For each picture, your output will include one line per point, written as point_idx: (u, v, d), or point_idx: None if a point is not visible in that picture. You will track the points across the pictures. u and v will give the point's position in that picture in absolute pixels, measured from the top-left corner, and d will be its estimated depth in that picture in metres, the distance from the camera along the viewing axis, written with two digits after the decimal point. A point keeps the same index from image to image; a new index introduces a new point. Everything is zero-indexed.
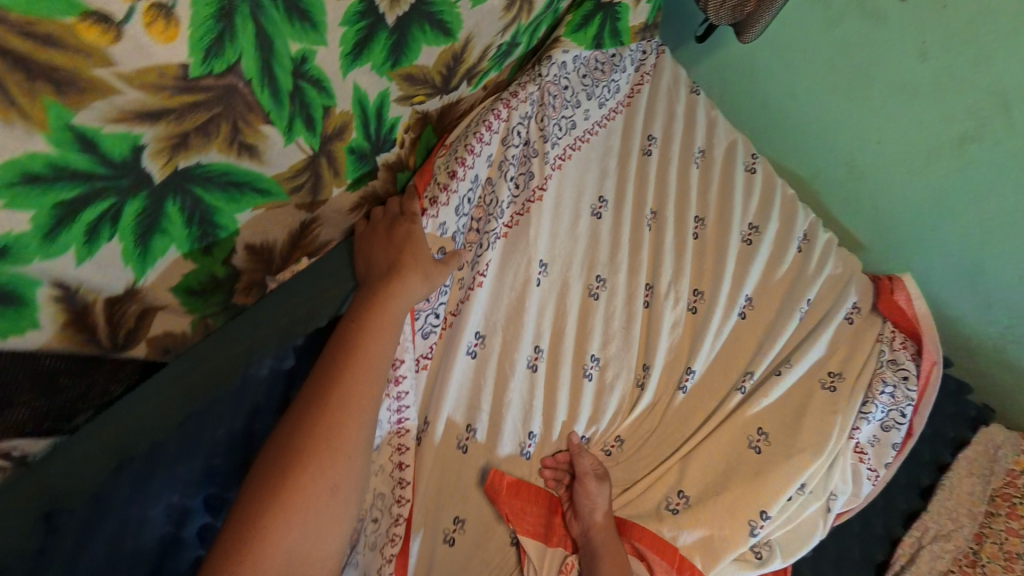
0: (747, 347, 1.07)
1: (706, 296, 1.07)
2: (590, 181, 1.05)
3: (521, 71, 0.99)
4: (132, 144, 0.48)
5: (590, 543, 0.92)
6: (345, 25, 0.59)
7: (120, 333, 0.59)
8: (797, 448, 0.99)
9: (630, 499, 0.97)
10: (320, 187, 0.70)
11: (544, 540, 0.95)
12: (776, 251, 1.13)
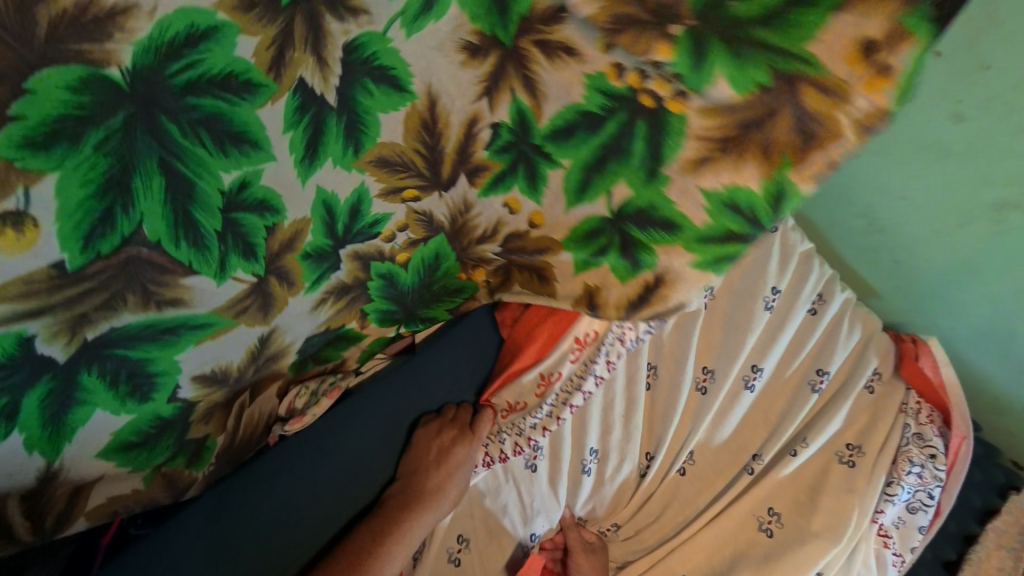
0: (758, 432, 1.19)
1: (715, 372, 1.15)
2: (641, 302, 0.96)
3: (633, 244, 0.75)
4: (18, 338, 0.48)
5: None
6: (289, 129, 0.56)
7: (46, 521, 0.63)
8: (810, 533, 1.14)
9: None
10: (271, 301, 0.69)
11: None
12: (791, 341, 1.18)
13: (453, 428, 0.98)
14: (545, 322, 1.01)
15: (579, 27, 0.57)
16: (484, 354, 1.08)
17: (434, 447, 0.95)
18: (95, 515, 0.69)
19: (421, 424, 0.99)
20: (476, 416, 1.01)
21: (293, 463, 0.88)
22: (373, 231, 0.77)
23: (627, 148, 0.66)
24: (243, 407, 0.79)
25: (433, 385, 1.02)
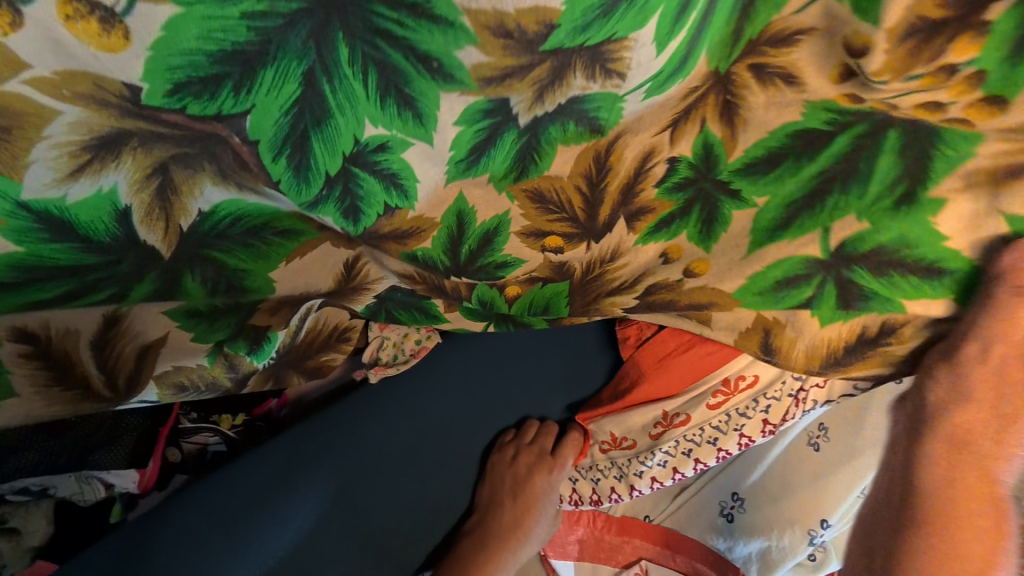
0: None
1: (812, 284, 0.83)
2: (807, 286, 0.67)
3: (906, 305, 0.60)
4: (113, 206, 0.40)
5: None
6: (465, 123, 0.47)
7: (119, 380, 0.52)
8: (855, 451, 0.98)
9: None
10: (357, 213, 0.50)
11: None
12: None
13: (531, 451, 0.88)
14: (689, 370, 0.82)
15: (824, 45, 0.50)
16: (575, 365, 0.93)
17: (510, 472, 0.87)
18: (167, 387, 0.57)
19: (496, 447, 0.90)
20: (557, 443, 0.90)
21: (353, 454, 0.81)
22: (497, 273, 0.64)
23: (869, 176, 0.54)
24: (310, 310, 0.64)
25: (504, 388, 0.91)
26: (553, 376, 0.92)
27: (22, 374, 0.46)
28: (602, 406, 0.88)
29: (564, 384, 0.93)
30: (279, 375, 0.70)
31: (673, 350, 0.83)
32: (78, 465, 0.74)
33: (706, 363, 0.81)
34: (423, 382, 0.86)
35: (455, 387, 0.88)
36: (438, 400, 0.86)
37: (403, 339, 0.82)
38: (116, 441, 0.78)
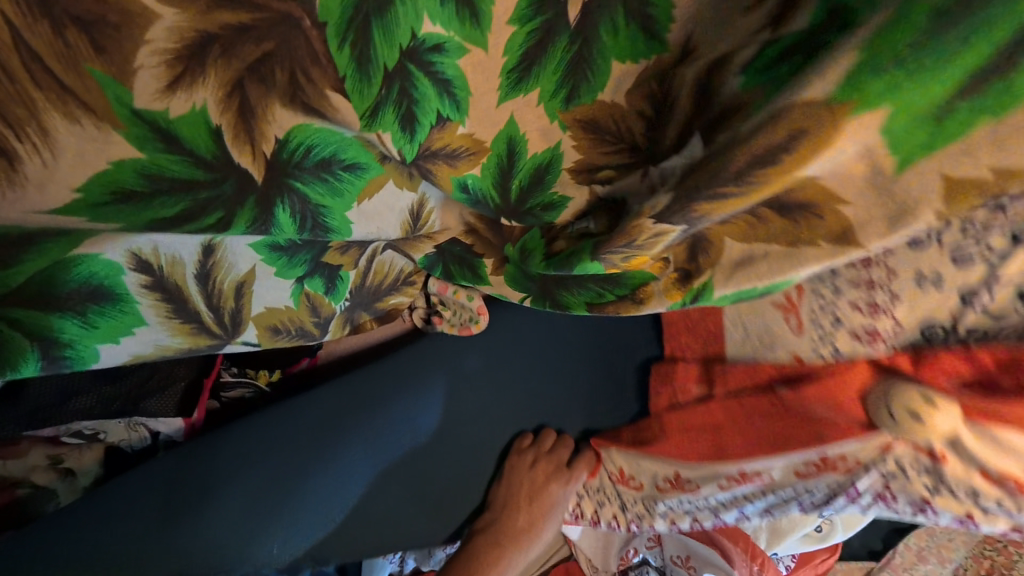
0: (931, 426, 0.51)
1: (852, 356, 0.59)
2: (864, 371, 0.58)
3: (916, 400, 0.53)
4: (210, 129, 0.42)
5: None
6: (516, 23, 0.54)
7: (224, 316, 0.57)
8: None
9: None
10: (415, 121, 0.54)
11: None
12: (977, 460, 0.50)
13: (551, 457, 0.81)
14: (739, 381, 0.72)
15: None
16: (619, 359, 0.87)
17: (529, 476, 0.80)
18: (264, 328, 0.62)
19: (513, 451, 0.82)
20: (571, 455, 0.83)
21: (381, 446, 0.75)
22: (543, 216, 0.67)
23: None
24: (376, 253, 0.69)
25: (525, 388, 0.85)
26: (575, 382, 0.86)
27: (149, 305, 0.50)
28: (619, 441, 0.82)
29: (597, 397, 0.86)
30: (354, 318, 0.73)
31: (720, 384, 0.74)
32: (131, 411, 0.74)
33: (755, 399, 0.69)
34: (437, 366, 0.81)
35: (469, 378, 0.83)
36: (452, 391, 0.81)
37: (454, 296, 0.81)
38: (166, 390, 0.77)
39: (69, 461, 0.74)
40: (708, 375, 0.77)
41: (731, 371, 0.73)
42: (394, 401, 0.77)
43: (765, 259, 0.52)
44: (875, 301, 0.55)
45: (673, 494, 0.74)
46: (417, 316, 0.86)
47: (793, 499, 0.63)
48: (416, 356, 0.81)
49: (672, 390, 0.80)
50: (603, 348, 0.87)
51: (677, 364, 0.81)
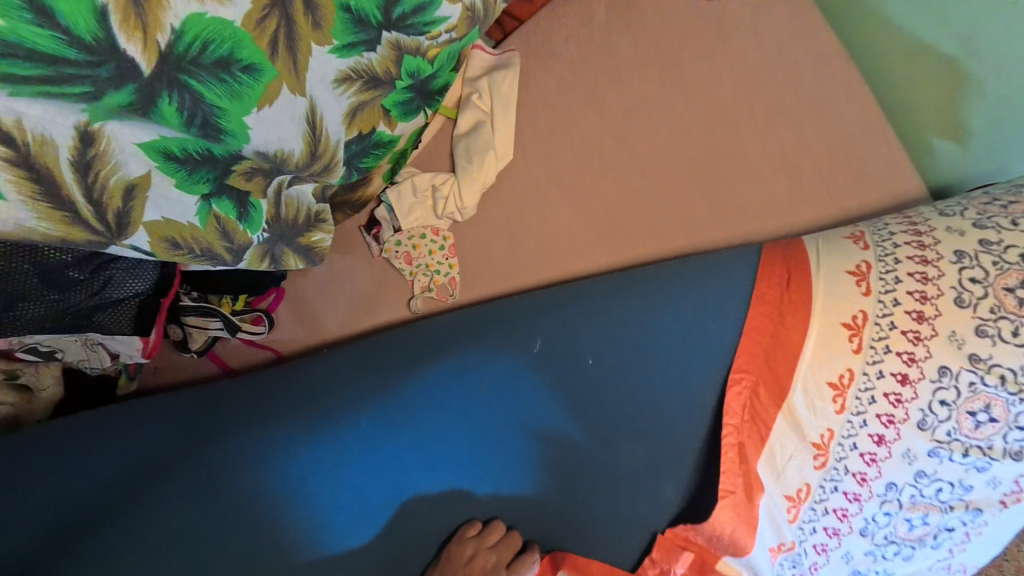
0: (826, 412, 0.67)
1: (794, 401, 0.69)
2: (804, 414, 0.68)
3: (814, 413, 0.68)
4: (93, 9, 0.42)
5: None
6: None
7: (108, 213, 0.51)
8: (911, 521, 0.69)
9: None
10: (318, 11, 0.59)
11: None
12: (883, 454, 0.66)
13: (492, 559, 0.70)
14: (742, 407, 0.71)
15: None
16: (641, 447, 0.74)
17: (461, 573, 0.70)
18: (160, 240, 0.57)
19: (457, 539, 0.72)
20: (517, 557, 0.72)
21: (301, 472, 0.69)
22: (422, 29, 0.71)
23: None
24: (281, 189, 0.69)
25: (514, 450, 0.74)
26: (596, 477, 0.74)
27: (10, 180, 0.44)
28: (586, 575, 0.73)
29: (588, 490, 0.75)
30: (276, 253, 0.73)
31: (745, 420, 0.71)
32: (82, 326, 0.71)
33: (792, 340, 0.69)
34: (414, 436, 0.72)
35: (447, 441, 0.73)
36: (431, 451, 0.73)
37: (412, 242, 0.88)
38: (120, 305, 0.73)
39: (24, 377, 0.77)
40: (697, 565, 0.74)
41: (763, 404, 0.70)
42: (377, 456, 0.71)
43: (815, 334, 0.68)
44: (905, 373, 0.65)
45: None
46: (374, 252, 0.90)
47: (820, 520, 0.70)
48: (393, 412, 0.72)
49: (658, 567, 0.74)
50: (668, 413, 0.73)
51: (677, 540, 0.74)
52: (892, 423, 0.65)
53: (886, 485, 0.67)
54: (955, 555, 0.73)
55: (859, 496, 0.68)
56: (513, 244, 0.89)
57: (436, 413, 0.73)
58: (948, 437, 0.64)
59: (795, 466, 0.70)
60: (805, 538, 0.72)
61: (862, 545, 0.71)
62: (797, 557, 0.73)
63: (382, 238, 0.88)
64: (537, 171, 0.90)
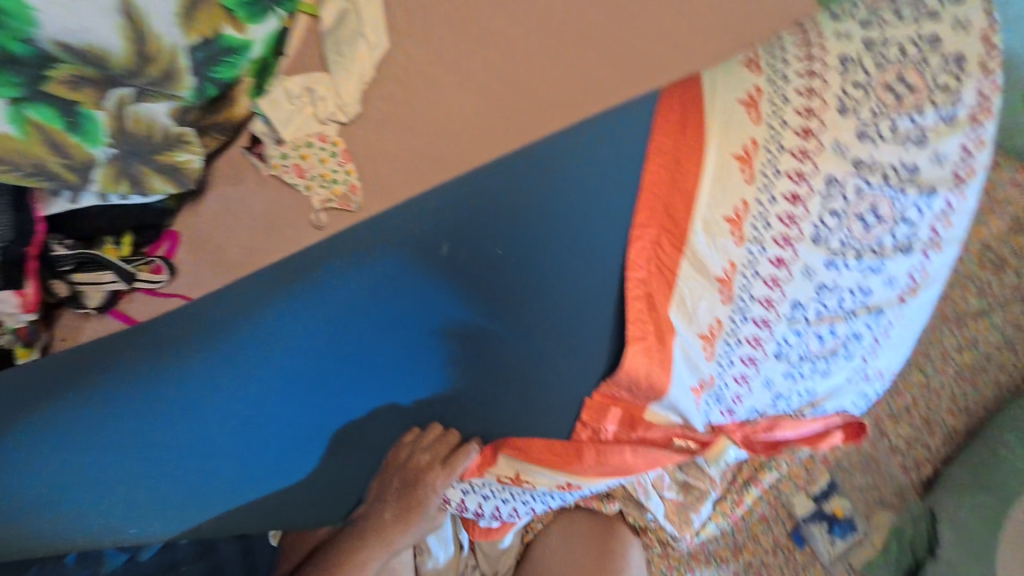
0: (722, 238, 0.61)
1: (693, 232, 0.61)
2: (701, 245, 0.61)
3: (710, 241, 0.61)
4: None
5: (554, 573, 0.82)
6: None
7: None
8: (826, 342, 0.63)
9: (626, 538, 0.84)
10: None
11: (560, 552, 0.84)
12: (783, 270, 0.60)
13: (426, 457, 0.67)
14: (647, 261, 0.63)
15: None
16: (565, 331, 0.65)
17: (397, 475, 0.66)
18: None
19: (396, 447, 0.68)
20: (455, 450, 0.68)
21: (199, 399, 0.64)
22: None
23: None
24: (125, 103, 0.71)
25: (438, 361, 0.68)
26: (514, 374, 0.67)
27: None
28: (528, 457, 0.68)
29: (513, 387, 0.67)
30: (133, 172, 0.75)
31: (650, 269, 0.63)
32: None
33: (688, 170, 0.62)
34: (328, 362, 0.66)
35: (366, 360, 0.67)
36: (347, 373, 0.67)
37: (301, 154, 0.85)
38: None
39: None
40: (630, 421, 0.65)
41: (667, 255, 0.62)
42: (272, 368, 0.65)
43: (701, 155, 0.61)
44: (796, 191, 0.59)
45: (613, 461, 0.65)
46: (263, 172, 0.86)
47: (735, 359, 0.63)
48: (295, 344, 0.65)
49: (590, 429, 0.66)
50: (580, 288, 0.65)
51: (605, 400, 0.65)
52: (788, 243, 0.59)
53: (791, 306, 0.61)
54: (869, 363, 0.65)
55: (768, 322, 0.61)
56: (402, 133, 0.87)
57: (350, 336, 0.66)
58: (843, 246, 0.59)
59: (698, 301, 0.62)
60: (725, 372, 0.63)
61: (779, 376, 0.64)
62: (719, 391, 0.64)
63: (266, 155, 0.85)
64: (413, 51, 0.85)
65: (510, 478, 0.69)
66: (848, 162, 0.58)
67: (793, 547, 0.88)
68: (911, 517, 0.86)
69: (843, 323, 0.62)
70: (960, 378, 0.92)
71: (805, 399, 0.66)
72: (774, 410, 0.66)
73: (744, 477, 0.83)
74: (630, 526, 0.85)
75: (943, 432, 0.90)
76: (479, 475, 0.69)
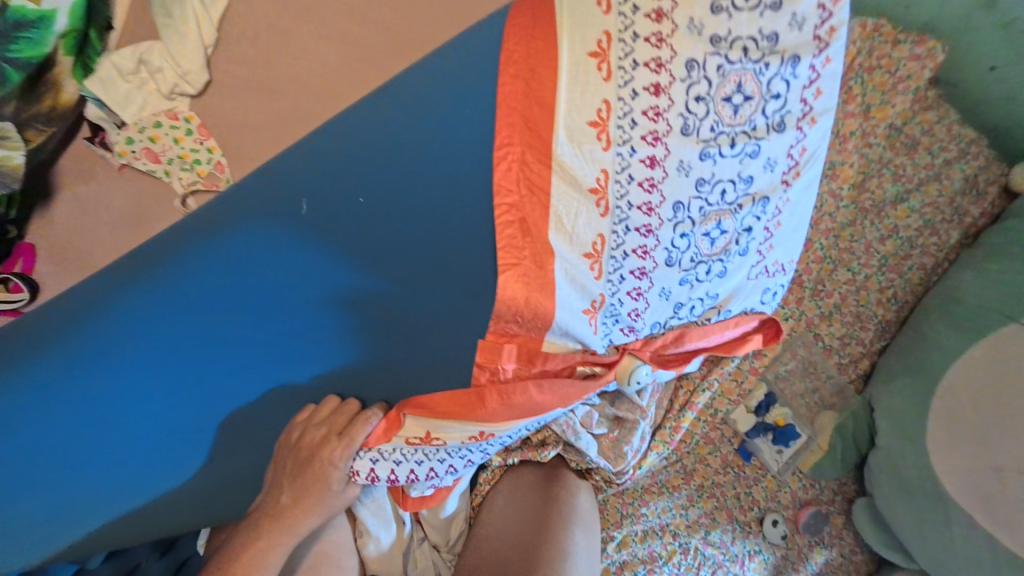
0: (589, 146, 0.56)
1: (559, 145, 0.56)
2: (569, 157, 0.57)
3: (578, 151, 0.56)
4: None
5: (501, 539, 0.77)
6: None
7: None
8: (716, 239, 0.60)
9: (573, 485, 0.81)
10: None
11: (505, 514, 0.80)
12: (659, 170, 0.57)
13: (321, 433, 0.63)
14: (516, 183, 0.58)
15: None
16: (443, 272, 0.62)
17: (292, 454, 0.63)
18: None
19: (293, 428, 0.65)
20: (354, 420, 0.64)
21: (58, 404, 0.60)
22: None
23: None
24: None
25: (322, 329, 0.65)
26: (395, 325, 0.65)
27: None
28: (433, 411, 0.64)
29: (404, 343, 0.65)
30: None
31: (520, 191, 0.58)
32: None
33: (543, 78, 0.57)
34: (201, 345, 0.63)
35: (243, 338, 0.64)
36: (219, 354, 0.63)
37: (151, 138, 0.82)
38: None
39: None
40: (528, 356, 0.62)
41: (535, 173, 0.58)
42: (137, 360, 0.61)
43: (554, 59, 0.56)
44: (657, 82, 0.54)
45: (518, 400, 0.62)
46: (115, 163, 0.82)
47: (626, 273, 0.60)
48: (164, 331, 0.61)
49: (488, 371, 0.62)
50: (452, 226, 0.61)
51: (499, 337, 0.61)
52: (657, 138, 0.55)
53: (674, 206, 0.58)
54: (768, 255, 0.64)
55: (652, 228, 0.59)
56: (267, 100, 0.85)
57: (220, 314, 0.63)
58: (715, 132, 0.56)
59: (576, 217, 0.58)
60: (617, 290, 0.60)
61: (676, 283, 0.62)
62: (614, 309, 0.61)
63: (110, 142, 0.81)
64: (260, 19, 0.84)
65: (420, 440, 0.65)
66: (708, 41, 0.53)
67: (742, 464, 0.86)
68: (851, 412, 0.84)
69: (731, 216, 0.60)
70: (885, 268, 0.87)
71: (711, 303, 0.65)
72: (678, 320, 0.65)
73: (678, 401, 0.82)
74: (574, 471, 0.82)
75: (875, 324, 0.87)
76: (387, 440, 0.65)
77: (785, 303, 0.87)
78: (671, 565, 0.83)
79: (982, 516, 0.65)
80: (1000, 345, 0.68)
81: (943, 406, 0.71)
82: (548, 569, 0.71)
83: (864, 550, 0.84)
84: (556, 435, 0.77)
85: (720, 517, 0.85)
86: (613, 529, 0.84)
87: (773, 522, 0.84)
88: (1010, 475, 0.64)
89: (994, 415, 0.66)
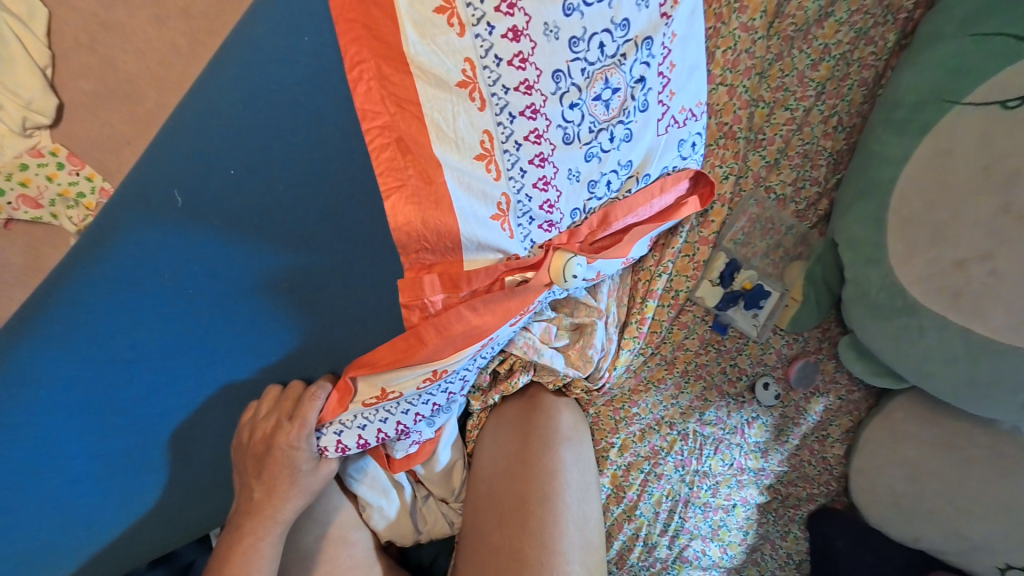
0: (441, 31, 0.50)
1: (409, 38, 0.49)
2: (425, 51, 0.50)
3: (434, 41, 0.50)
4: None
5: (492, 477, 0.74)
6: None
7: None
8: (609, 99, 0.60)
9: (551, 404, 0.79)
10: None
11: (490, 448, 0.77)
12: (528, 39, 0.53)
13: (272, 422, 0.63)
14: (382, 100, 0.52)
15: None
16: (349, 222, 0.64)
17: (249, 452, 0.64)
18: None
19: (246, 426, 0.65)
20: (301, 401, 0.64)
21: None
22: None
23: None
24: None
25: (247, 315, 0.63)
26: (316, 287, 0.65)
27: None
28: (378, 366, 0.62)
29: (340, 303, 0.67)
30: None
31: (388, 109, 0.52)
32: None
33: None
34: (110, 381, 0.59)
35: (156, 356, 0.60)
36: (140, 377, 0.60)
37: (22, 183, 0.77)
38: None
39: None
40: (452, 281, 0.58)
41: (396, 82, 0.51)
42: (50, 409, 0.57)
43: None
44: None
45: (457, 328, 0.60)
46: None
47: (525, 161, 0.57)
48: (66, 373, 0.57)
49: (418, 309, 0.59)
50: (347, 174, 0.62)
51: (417, 271, 0.58)
52: (512, 5, 0.51)
53: (556, 75, 0.56)
54: (671, 104, 0.67)
55: (538, 107, 0.56)
56: (130, 110, 0.81)
57: (119, 340, 0.58)
58: None
59: (455, 118, 0.53)
60: (521, 185, 0.58)
61: (581, 157, 0.61)
62: (524, 207, 0.59)
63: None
64: (90, 27, 0.79)
65: (375, 399, 0.63)
66: None
67: (720, 339, 0.84)
68: (816, 257, 0.79)
69: (616, 71, 0.59)
70: (824, 96, 0.79)
71: (628, 173, 0.67)
72: (596, 196, 0.65)
73: (637, 292, 0.80)
74: (552, 393, 0.81)
75: (826, 159, 0.81)
76: (343, 406, 0.63)
77: (722, 161, 0.81)
78: (674, 454, 0.83)
79: (954, 313, 0.63)
80: (944, 136, 0.62)
81: (898, 218, 0.66)
82: (544, 487, 0.71)
83: (861, 387, 0.82)
84: (520, 359, 0.75)
85: (711, 396, 0.84)
86: (610, 437, 0.82)
87: (765, 385, 0.83)
88: (972, 264, 0.61)
89: (955, 209, 0.61)
